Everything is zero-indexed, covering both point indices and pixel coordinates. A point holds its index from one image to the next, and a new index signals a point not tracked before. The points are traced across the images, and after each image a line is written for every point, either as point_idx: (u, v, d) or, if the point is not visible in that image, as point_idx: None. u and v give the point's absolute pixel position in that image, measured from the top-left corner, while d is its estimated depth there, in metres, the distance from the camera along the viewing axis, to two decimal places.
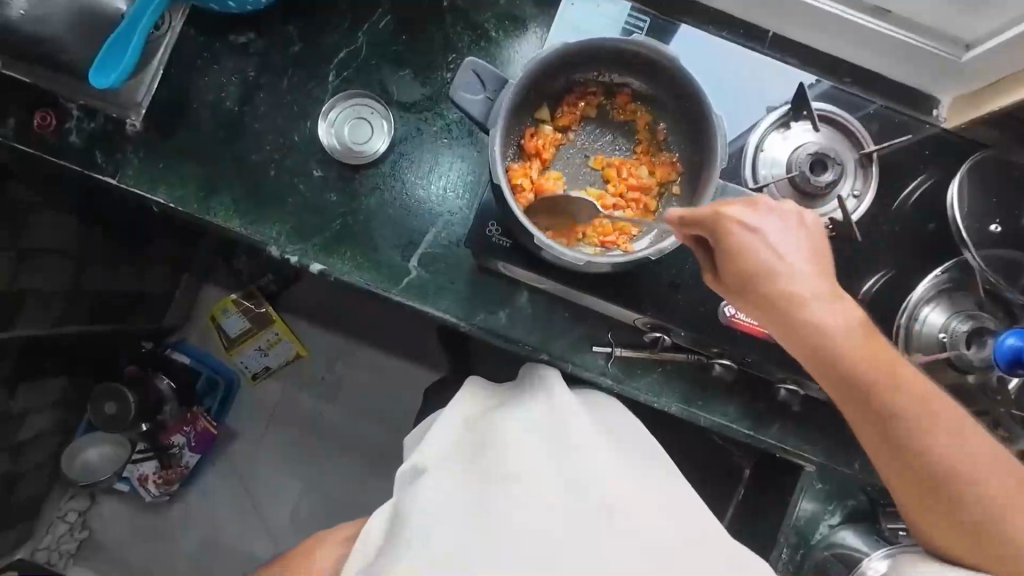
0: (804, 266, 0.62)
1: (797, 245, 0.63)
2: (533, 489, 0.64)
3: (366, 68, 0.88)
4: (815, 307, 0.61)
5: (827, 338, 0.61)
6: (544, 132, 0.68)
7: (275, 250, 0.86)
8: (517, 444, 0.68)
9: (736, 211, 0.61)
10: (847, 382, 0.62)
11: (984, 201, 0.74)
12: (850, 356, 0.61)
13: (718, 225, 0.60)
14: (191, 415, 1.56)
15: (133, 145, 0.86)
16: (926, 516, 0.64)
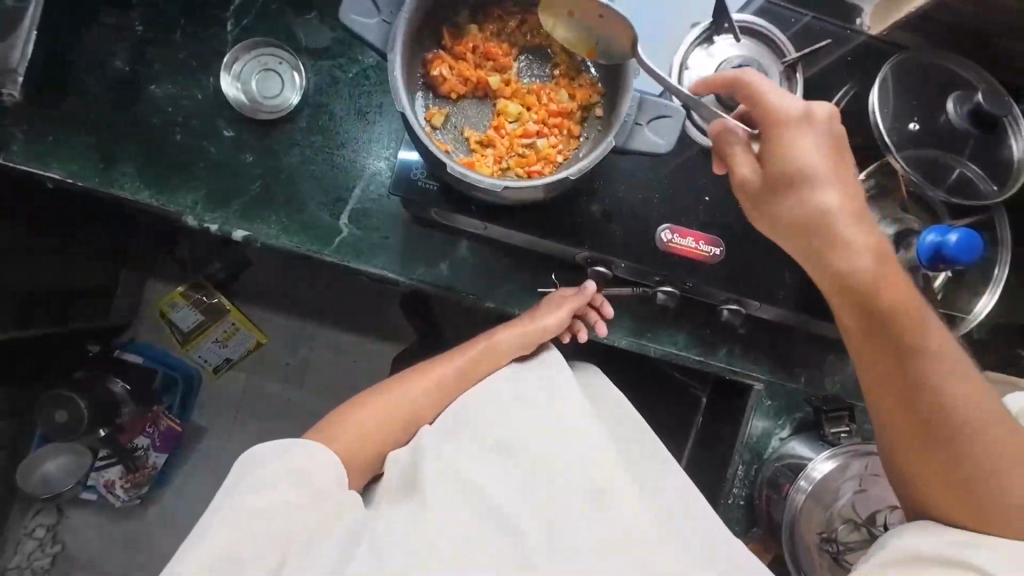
0: (831, 166, 0.62)
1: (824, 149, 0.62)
2: (542, 472, 0.65)
3: (267, 14, 0.81)
4: (835, 221, 0.62)
5: (841, 244, 0.63)
6: (456, 61, 0.64)
7: (192, 219, 0.80)
8: (513, 423, 0.68)
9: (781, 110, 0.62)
10: (869, 299, 0.64)
11: (903, 104, 0.74)
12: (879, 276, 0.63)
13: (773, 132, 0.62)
14: (152, 414, 1.51)
15: (13, 116, 0.78)
16: (912, 451, 0.66)
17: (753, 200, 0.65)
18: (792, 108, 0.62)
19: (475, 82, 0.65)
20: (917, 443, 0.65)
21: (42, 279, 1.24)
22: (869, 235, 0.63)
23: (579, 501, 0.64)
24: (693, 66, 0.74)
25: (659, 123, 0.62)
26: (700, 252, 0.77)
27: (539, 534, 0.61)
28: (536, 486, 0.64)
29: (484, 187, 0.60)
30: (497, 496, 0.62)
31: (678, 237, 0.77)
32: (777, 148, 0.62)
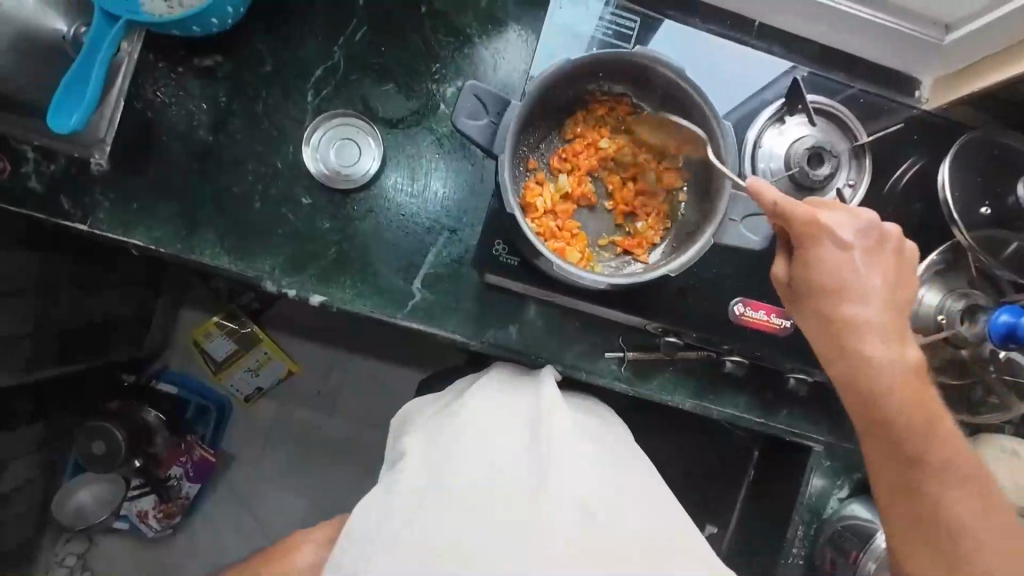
0: (895, 301, 0.65)
1: (880, 268, 0.65)
2: (522, 488, 0.63)
3: (346, 84, 0.84)
4: (853, 302, 0.64)
5: (871, 338, 0.64)
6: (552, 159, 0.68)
7: (271, 285, 0.82)
8: (489, 441, 0.68)
9: (829, 224, 0.64)
10: (866, 371, 0.64)
11: (972, 186, 0.76)
12: (887, 343, 0.64)
13: (809, 233, 0.64)
14: (185, 444, 1.49)
15: (101, 185, 0.80)
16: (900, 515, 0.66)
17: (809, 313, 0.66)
18: (841, 245, 0.64)
19: (570, 171, 0.68)
20: (922, 539, 0.64)
21: (80, 317, 1.22)
22: (883, 352, 0.64)
23: (571, 507, 0.62)
24: (766, 143, 0.77)
25: (753, 220, 0.69)
26: (771, 324, 0.80)
27: (535, 541, 0.59)
28: (526, 494, 0.63)
29: (587, 283, 0.62)
30: (478, 517, 0.61)
31: (750, 310, 0.80)
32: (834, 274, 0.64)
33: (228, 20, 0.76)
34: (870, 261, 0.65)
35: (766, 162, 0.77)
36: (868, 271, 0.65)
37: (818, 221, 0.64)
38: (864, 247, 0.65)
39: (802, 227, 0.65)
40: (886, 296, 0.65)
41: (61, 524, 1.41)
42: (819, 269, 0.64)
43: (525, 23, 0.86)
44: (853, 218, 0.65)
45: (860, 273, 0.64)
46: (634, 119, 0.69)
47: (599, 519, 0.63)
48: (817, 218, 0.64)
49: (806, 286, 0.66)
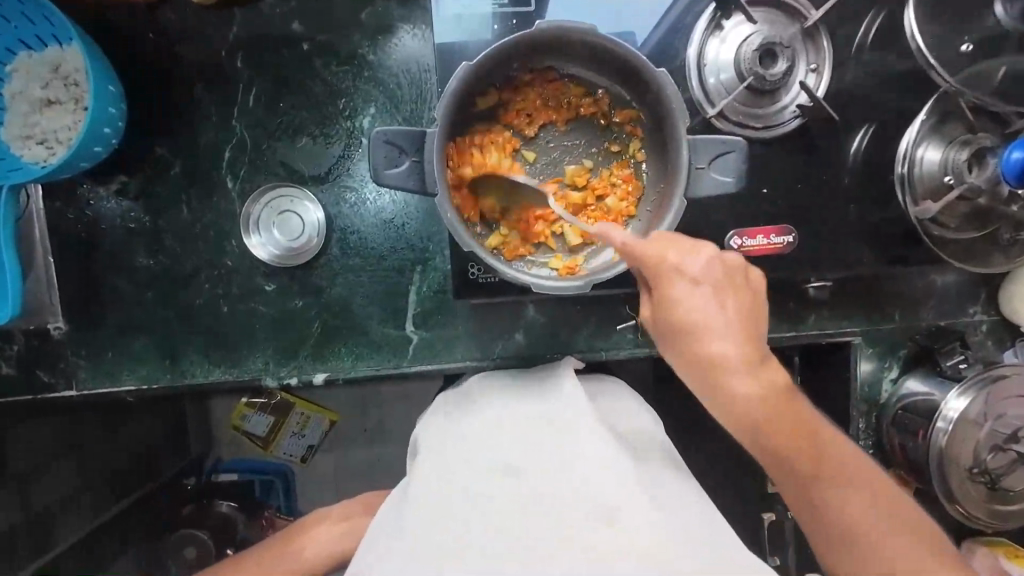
0: (733, 322, 0.59)
1: (727, 311, 0.59)
2: (534, 473, 0.57)
3: (261, 156, 0.78)
4: (714, 342, 0.59)
5: (739, 402, 0.60)
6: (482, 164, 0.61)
7: (270, 380, 0.80)
8: (497, 439, 0.62)
9: (674, 256, 0.58)
10: (733, 411, 0.61)
11: (944, 24, 0.68)
12: (745, 386, 0.59)
13: (658, 268, 0.58)
14: (267, 519, 1.42)
15: (71, 347, 0.78)
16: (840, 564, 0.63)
17: (677, 361, 0.61)
18: (697, 270, 0.59)
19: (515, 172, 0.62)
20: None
21: (123, 445, 1.25)
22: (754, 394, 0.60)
23: (587, 491, 0.54)
24: (710, 56, 0.70)
25: (723, 160, 0.58)
26: (773, 244, 0.74)
27: (540, 535, 0.52)
28: (537, 482, 0.56)
29: (572, 291, 0.59)
30: (485, 508, 0.55)
31: (748, 239, 0.74)
32: (695, 327, 0.59)
33: (110, 132, 0.70)
34: (723, 302, 0.59)
35: (716, 77, 0.70)
36: (719, 306, 0.59)
37: (662, 260, 0.58)
38: (711, 287, 0.59)
39: (651, 265, 0.58)
40: (740, 332, 0.60)
41: None
42: (683, 313, 0.58)
43: (414, 20, 0.78)
44: (696, 251, 0.59)
45: (698, 288, 0.59)
46: (566, 89, 0.63)
47: (621, 502, 0.53)
48: (661, 264, 0.58)
49: (667, 330, 0.60)
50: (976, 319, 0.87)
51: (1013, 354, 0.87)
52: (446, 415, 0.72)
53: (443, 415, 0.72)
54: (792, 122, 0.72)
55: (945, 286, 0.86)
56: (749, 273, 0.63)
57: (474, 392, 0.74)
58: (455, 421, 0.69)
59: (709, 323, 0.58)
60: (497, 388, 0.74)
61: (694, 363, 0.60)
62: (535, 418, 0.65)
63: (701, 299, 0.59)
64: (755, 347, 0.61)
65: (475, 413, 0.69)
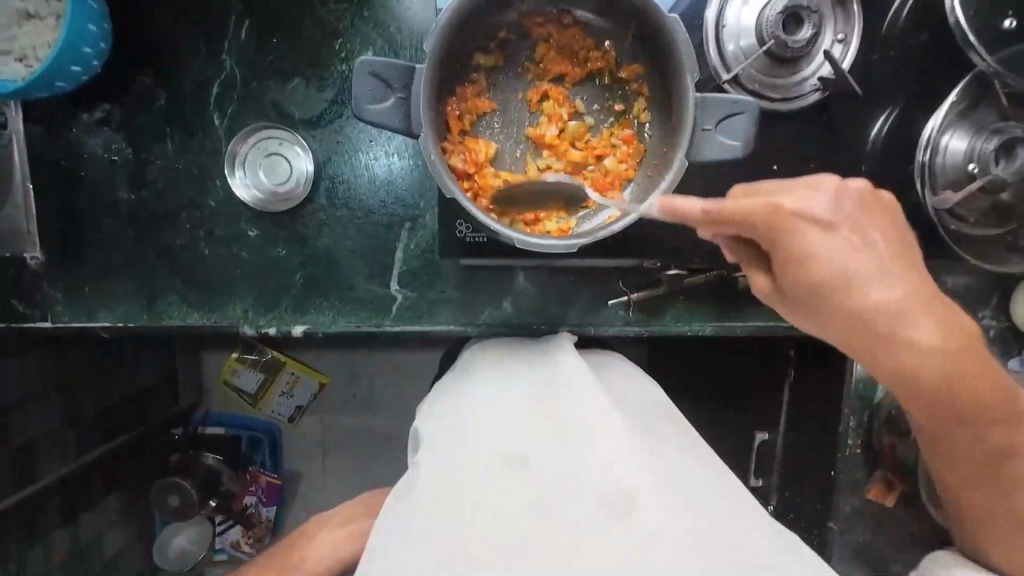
0: (879, 261, 0.53)
1: (869, 245, 0.54)
2: (536, 458, 0.50)
3: (250, 95, 0.75)
4: (871, 290, 0.53)
5: (911, 345, 0.53)
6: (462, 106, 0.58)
7: (249, 328, 0.78)
8: (497, 420, 0.55)
9: (791, 202, 0.52)
10: (901, 374, 0.55)
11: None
12: (912, 344, 0.53)
13: (777, 222, 0.52)
14: (250, 475, 1.45)
15: (48, 279, 0.76)
16: (971, 499, 0.61)
17: (820, 324, 0.55)
18: (826, 206, 0.53)
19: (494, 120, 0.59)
20: (1020, 530, 0.59)
21: (115, 388, 1.24)
22: (927, 343, 0.53)
23: (595, 486, 0.47)
24: (731, 19, 0.65)
25: (731, 124, 0.54)
26: None
27: (545, 527, 0.45)
28: (542, 468, 0.49)
29: (557, 251, 0.55)
30: (487, 497, 0.48)
31: None
32: (829, 271, 0.52)
33: (96, 53, 0.67)
34: (867, 235, 0.54)
35: (736, 42, 0.65)
36: (857, 255, 0.53)
37: (779, 208, 0.52)
38: (848, 218, 0.54)
39: (765, 214, 0.52)
40: (898, 268, 0.54)
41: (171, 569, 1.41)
42: (806, 258, 0.52)
43: None
44: (817, 192, 0.53)
45: (834, 219, 0.53)
46: (572, 37, 0.59)
47: (639, 490, 0.46)
48: (780, 211, 0.52)
49: (803, 292, 0.54)
50: (985, 324, 0.83)
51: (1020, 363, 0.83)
52: (441, 397, 0.64)
53: (438, 397, 0.65)
54: (813, 95, 0.67)
55: (958, 287, 0.82)
56: (881, 196, 0.57)
57: (473, 366, 0.68)
58: (452, 399, 0.62)
59: (860, 268, 0.52)
60: (495, 365, 0.67)
61: (840, 317, 0.54)
62: (539, 395, 0.58)
63: (846, 244, 0.53)
64: (919, 285, 0.54)
65: (470, 393, 0.61)
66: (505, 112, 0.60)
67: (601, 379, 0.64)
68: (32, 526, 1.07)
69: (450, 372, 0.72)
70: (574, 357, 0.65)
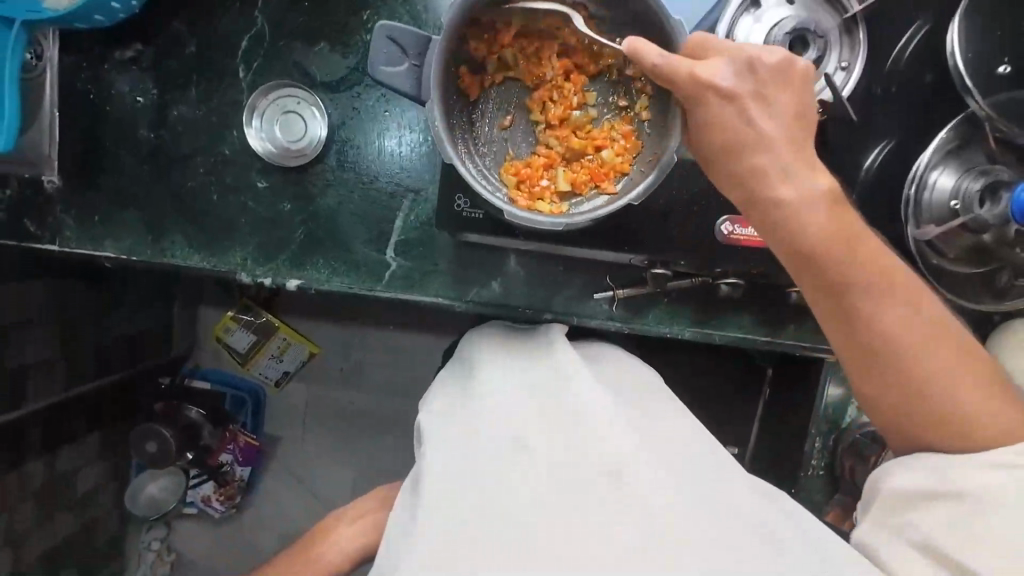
0: (785, 128, 0.54)
1: (773, 114, 0.55)
2: (542, 444, 0.54)
3: (276, 52, 0.78)
4: (765, 152, 0.54)
5: (804, 232, 0.54)
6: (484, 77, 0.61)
7: (246, 276, 0.81)
8: (502, 408, 0.58)
9: (711, 71, 0.53)
10: (815, 261, 0.54)
11: (986, 45, 0.66)
12: (817, 229, 0.53)
13: (690, 90, 0.54)
14: (230, 433, 1.49)
15: (62, 204, 0.80)
16: (900, 418, 0.55)
17: (725, 187, 0.57)
18: (738, 76, 0.54)
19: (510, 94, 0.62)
20: (938, 432, 0.54)
21: (113, 328, 1.27)
22: (813, 217, 0.53)
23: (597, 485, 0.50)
24: (743, 35, 0.68)
25: None
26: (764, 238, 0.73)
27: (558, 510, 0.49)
28: (550, 453, 0.53)
29: (544, 227, 0.58)
30: (501, 485, 0.51)
31: (739, 227, 0.73)
32: (751, 139, 0.54)
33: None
34: (775, 104, 0.55)
35: None
36: (769, 116, 0.55)
37: (698, 75, 0.53)
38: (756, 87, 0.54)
39: (686, 81, 0.53)
40: (790, 142, 0.54)
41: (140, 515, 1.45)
42: (718, 128, 0.55)
43: None
44: (738, 55, 0.54)
45: (750, 89, 0.54)
46: (584, 32, 0.62)
47: (643, 474, 0.51)
48: (694, 76, 0.53)
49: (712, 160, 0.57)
50: None
51: None
52: (446, 400, 0.66)
53: (441, 399, 0.66)
54: None
55: None
56: (795, 68, 0.56)
57: (479, 353, 0.71)
58: (458, 392, 0.66)
59: (757, 129, 0.54)
60: (493, 356, 0.69)
61: (738, 179, 0.56)
62: (540, 386, 0.62)
63: (750, 101, 0.54)
64: (805, 147, 0.56)
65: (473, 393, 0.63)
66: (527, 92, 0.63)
67: (595, 367, 0.68)
68: (13, 452, 1.09)
69: (463, 354, 0.76)
70: (569, 349, 0.68)
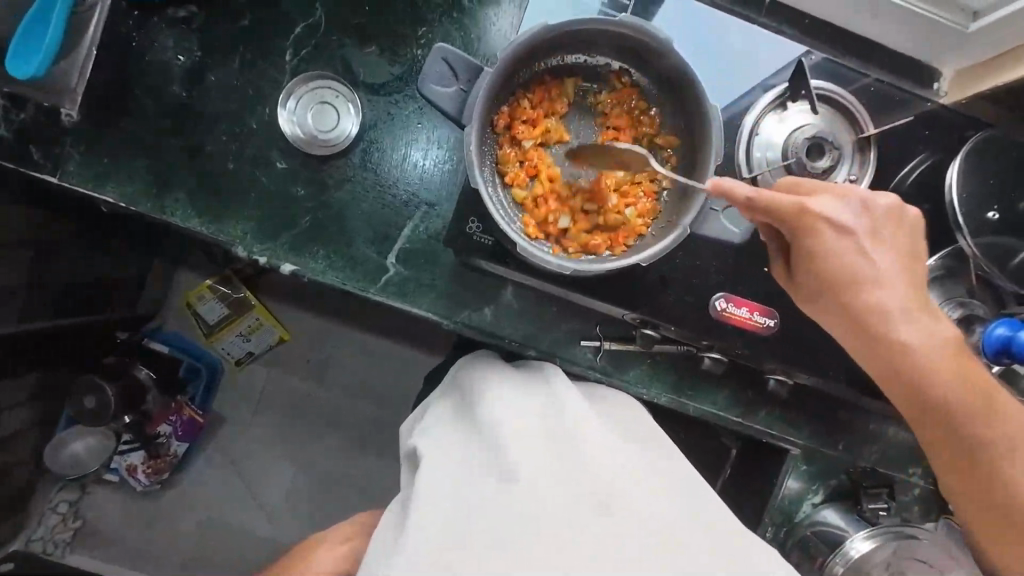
0: (887, 246, 0.65)
1: (859, 226, 0.64)
2: (545, 467, 0.60)
3: (327, 44, 0.80)
4: (832, 236, 0.64)
5: (898, 340, 0.65)
6: (524, 111, 0.62)
7: (241, 250, 0.79)
8: (505, 426, 0.64)
9: (819, 206, 0.63)
10: (885, 358, 0.66)
11: (980, 190, 0.72)
12: (900, 339, 0.65)
13: (798, 219, 0.63)
14: (176, 404, 1.40)
15: (72, 138, 0.78)
16: (961, 487, 0.71)
17: (809, 289, 0.68)
18: (839, 210, 0.64)
19: (541, 130, 0.63)
20: (976, 496, 0.70)
21: (88, 270, 1.22)
22: (912, 336, 0.65)
23: (590, 500, 0.58)
24: (765, 130, 0.72)
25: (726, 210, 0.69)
26: (754, 322, 0.76)
27: (561, 525, 0.56)
28: (554, 473, 0.60)
29: (553, 269, 0.60)
30: (512, 500, 0.57)
31: (732, 305, 0.76)
32: (812, 247, 0.64)
33: None
34: (871, 232, 0.65)
35: (762, 151, 0.72)
36: (858, 231, 0.65)
37: (806, 207, 0.62)
38: (858, 219, 0.65)
39: (791, 210, 0.62)
40: (896, 255, 0.65)
41: (55, 472, 1.35)
42: (821, 258, 0.64)
43: None
44: (835, 195, 0.64)
45: (838, 217, 0.64)
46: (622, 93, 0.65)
47: (636, 497, 0.60)
48: (807, 209, 0.62)
49: (805, 274, 0.67)
50: (909, 479, 0.88)
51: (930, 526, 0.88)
52: (444, 417, 0.72)
53: (439, 417, 0.73)
54: None
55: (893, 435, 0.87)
56: (903, 212, 0.67)
57: (473, 368, 0.76)
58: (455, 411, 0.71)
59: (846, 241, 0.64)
60: (491, 374, 0.74)
61: (832, 283, 0.66)
62: (539, 408, 0.69)
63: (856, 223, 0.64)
64: (904, 260, 0.66)
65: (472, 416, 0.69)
66: (573, 144, 0.64)
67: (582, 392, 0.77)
68: None
69: (462, 359, 0.81)
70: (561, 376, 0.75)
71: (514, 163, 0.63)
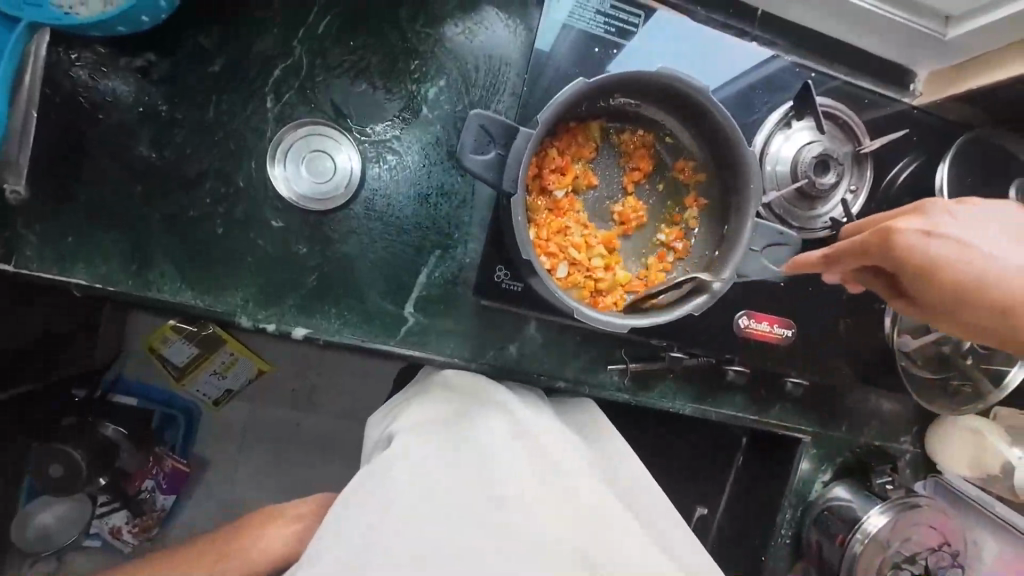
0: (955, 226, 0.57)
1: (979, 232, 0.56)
2: (526, 485, 0.62)
3: (312, 86, 0.73)
4: (907, 226, 0.57)
5: (979, 297, 0.55)
6: (552, 160, 0.61)
7: (245, 321, 0.72)
8: (490, 443, 0.65)
9: (906, 223, 0.57)
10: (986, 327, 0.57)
11: (960, 190, 0.78)
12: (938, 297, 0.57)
13: (884, 239, 0.58)
14: (154, 457, 1.32)
15: (23, 218, 0.67)
16: None
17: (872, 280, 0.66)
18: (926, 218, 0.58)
19: (569, 178, 0.62)
20: None
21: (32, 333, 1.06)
22: (970, 283, 0.55)
23: (577, 524, 0.60)
24: (775, 148, 0.74)
25: (772, 249, 0.61)
26: (774, 333, 0.82)
27: (530, 534, 0.58)
28: (531, 488, 0.62)
29: (603, 325, 0.58)
30: (485, 511, 0.59)
31: (754, 321, 0.81)
32: (960, 278, 0.55)
33: (140, 20, 0.65)
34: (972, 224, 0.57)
35: (773, 168, 0.74)
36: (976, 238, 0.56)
37: (890, 229, 0.57)
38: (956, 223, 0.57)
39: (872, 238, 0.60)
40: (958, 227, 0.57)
41: (26, 548, 1.25)
42: (931, 268, 0.56)
43: (511, 10, 0.78)
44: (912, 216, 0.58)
45: (918, 213, 0.59)
46: (643, 132, 0.64)
47: (610, 521, 0.62)
48: (887, 230, 0.58)
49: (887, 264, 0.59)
50: (903, 447, 0.96)
51: (922, 485, 0.98)
52: (425, 416, 0.71)
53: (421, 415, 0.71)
54: (821, 231, 0.75)
55: (887, 410, 0.96)
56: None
57: (451, 382, 0.76)
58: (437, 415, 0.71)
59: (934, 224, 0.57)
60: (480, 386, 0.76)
61: (907, 268, 0.57)
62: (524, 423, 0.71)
63: (992, 245, 0.56)
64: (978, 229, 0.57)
65: (461, 425, 0.68)
66: (598, 190, 0.64)
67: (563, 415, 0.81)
68: None
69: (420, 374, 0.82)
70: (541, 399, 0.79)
71: (544, 213, 0.62)
